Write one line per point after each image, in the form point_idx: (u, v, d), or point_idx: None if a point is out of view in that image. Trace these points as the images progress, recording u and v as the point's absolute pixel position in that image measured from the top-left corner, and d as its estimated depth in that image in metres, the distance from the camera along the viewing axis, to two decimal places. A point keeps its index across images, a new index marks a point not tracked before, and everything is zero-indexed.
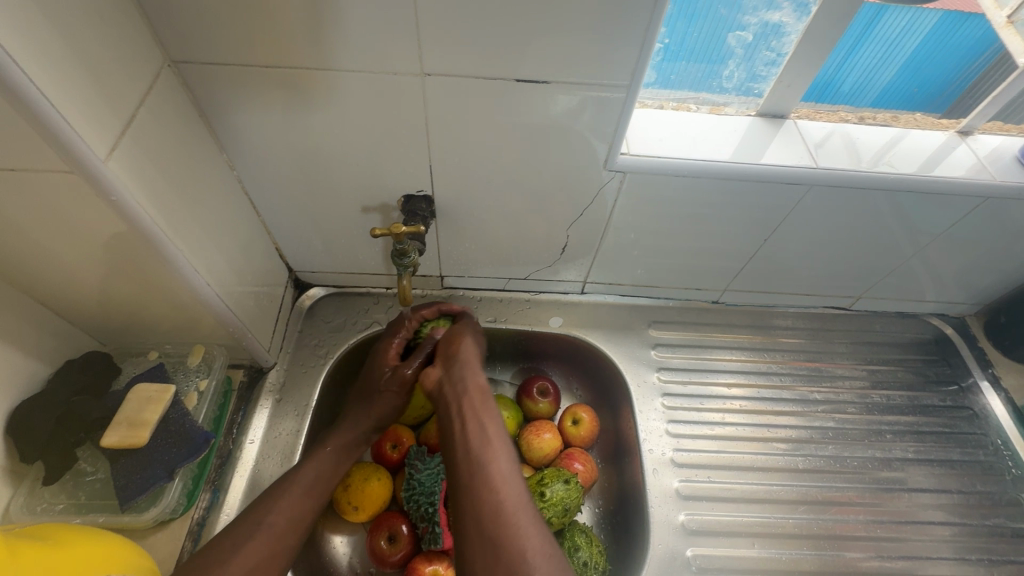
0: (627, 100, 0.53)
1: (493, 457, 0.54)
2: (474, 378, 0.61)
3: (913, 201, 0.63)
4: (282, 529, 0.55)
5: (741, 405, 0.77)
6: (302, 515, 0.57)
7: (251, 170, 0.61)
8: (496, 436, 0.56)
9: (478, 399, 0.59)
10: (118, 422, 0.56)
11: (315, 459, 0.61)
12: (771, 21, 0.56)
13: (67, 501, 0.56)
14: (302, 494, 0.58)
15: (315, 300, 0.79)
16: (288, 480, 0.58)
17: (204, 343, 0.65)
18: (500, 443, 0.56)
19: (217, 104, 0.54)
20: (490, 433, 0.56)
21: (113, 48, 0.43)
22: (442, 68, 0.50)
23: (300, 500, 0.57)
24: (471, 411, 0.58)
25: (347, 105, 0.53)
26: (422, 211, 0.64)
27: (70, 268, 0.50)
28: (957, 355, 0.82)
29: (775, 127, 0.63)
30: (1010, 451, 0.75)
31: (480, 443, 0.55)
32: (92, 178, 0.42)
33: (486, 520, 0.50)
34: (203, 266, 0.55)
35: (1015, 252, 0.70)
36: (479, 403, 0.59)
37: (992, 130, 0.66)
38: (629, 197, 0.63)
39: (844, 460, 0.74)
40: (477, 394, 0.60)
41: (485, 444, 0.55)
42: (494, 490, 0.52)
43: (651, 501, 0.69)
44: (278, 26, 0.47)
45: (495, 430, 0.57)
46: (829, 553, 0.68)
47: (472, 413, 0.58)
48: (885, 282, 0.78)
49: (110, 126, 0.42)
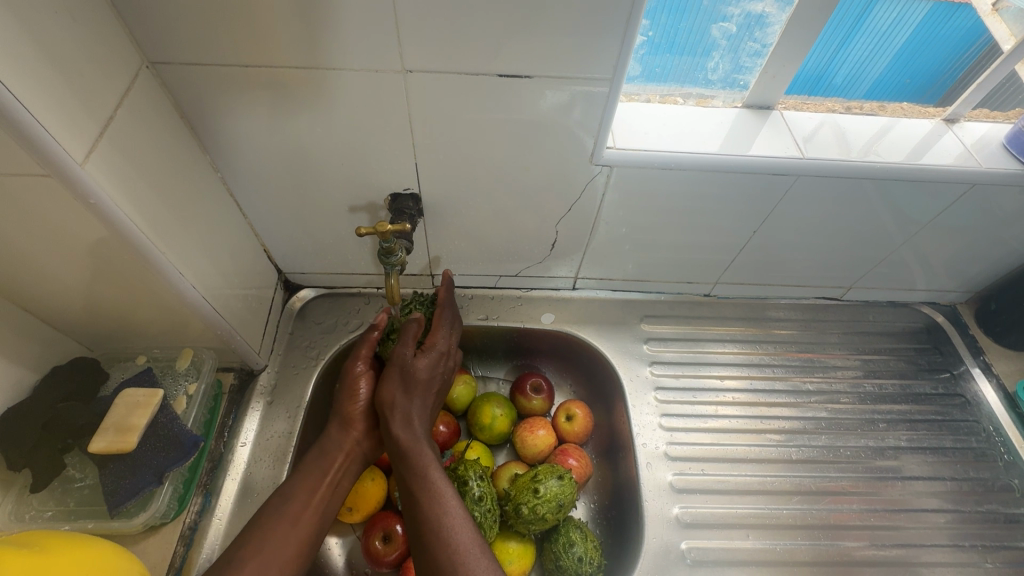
0: (611, 93, 0.53)
1: (426, 479, 0.54)
2: (412, 402, 0.60)
3: (901, 189, 0.63)
4: (264, 564, 0.51)
5: (735, 397, 0.77)
6: (288, 547, 0.53)
7: (235, 172, 0.60)
8: (428, 460, 0.56)
9: (411, 422, 0.59)
10: (105, 427, 0.56)
11: (292, 491, 0.56)
12: (754, 11, 0.56)
13: (55, 508, 0.55)
14: (284, 529, 0.53)
15: (306, 302, 0.78)
16: (267, 513, 0.54)
17: (193, 347, 0.65)
18: (432, 466, 0.55)
19: (198, 105, 0.53)
20: (421, 456, 0.56)
21: (88, 50, 0.43)
22: (424, 64, 0.50)
23: (284, 536, 0.53)
24: (402, 433, 0.58)
25: (330, 104, 0.53)
26: (410, 210, 0.63)
27: (53, 274, 0.50)
28: (948, 343, 0.82)
29: (761, 118, 0.63)
30: (1002, 438, 0.75)
31: (413, 467, 0.55)
32: (69, 182, 0.41)
33: (417, 541, 0.51)
34: (188, 270, 0.55)
35: (1004, 239, 0.70)
36: (412, 427, 0.59)
37: (978, 118, 0.66)
38: (617, 191, 0.63)
39: (838, 450, 0.75)
40: (413, 417, 0.59)
41: (418, 469, 0.55)
42: (427, 509, 0.52)
43: (645, 496, 0.69)
44: (257, 25, 0.47)
45: (427, 452, 0.57)
46: (824, 543, 0.68)
47: (404, 437, 0.58)
48: (875, 272, 0.78)
49: (87, 128, 0.42)
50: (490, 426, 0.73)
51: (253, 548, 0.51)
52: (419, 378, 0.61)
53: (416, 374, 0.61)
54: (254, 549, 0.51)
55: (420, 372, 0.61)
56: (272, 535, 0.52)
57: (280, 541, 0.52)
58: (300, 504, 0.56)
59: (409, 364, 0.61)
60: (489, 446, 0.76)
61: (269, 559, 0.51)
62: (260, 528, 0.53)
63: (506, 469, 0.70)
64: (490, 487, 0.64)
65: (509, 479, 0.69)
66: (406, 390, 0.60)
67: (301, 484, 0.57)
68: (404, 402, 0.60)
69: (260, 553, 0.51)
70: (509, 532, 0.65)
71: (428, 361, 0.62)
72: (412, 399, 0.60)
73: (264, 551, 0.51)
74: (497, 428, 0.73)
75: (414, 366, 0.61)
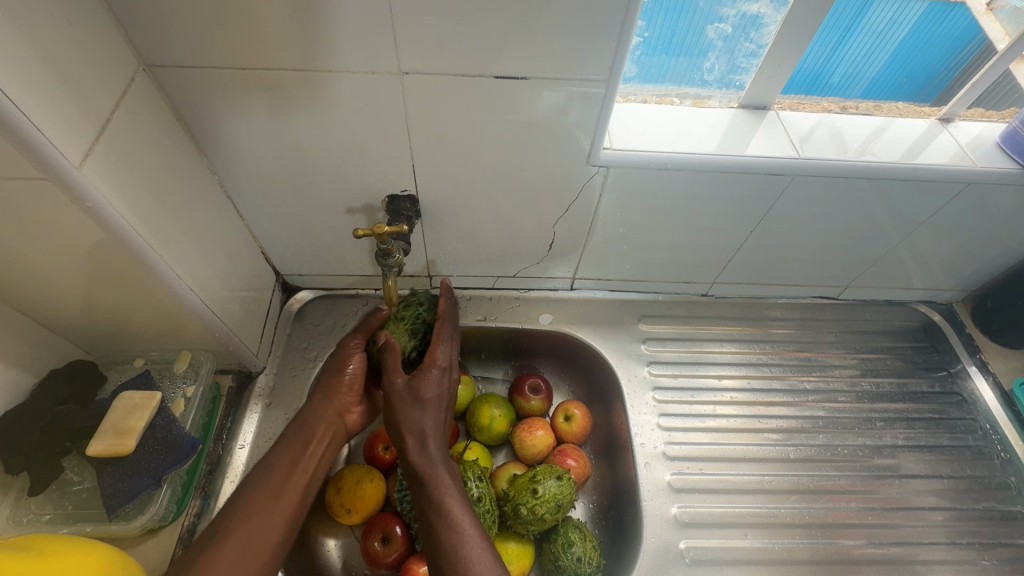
0: (607, 94, 0.53)
1: (444, 509, 0.52)
2: (423, 424, 0.58)
3: (897, 189, 0.63)
4: (249, 532, 0.51)
5: (733, 396, 0.77)
6: (273, 518, 0.53)
7: (233, 174, 0.60)
8: (444, 486, 0.54)
9: (425, 445, 0.57)
10: (104, 430, 0.56)
11: (272, 462, 0.57)
12: (749, 12, 0.56)
13: (54, 511, 0.56)
14: (267, 496, 0.54)
15: (304, 304, 0.78)
16: (251, 482, 0.55)
17: (190, 349, 0.65)
18: (449, 493, 0.53)
19: (195, 107, 0.53)
20: (438, 483, 0.54)
21: (84, 53, 0.43)
22: (420, 66, 0.50)
23: (265, 505, 0.53)
24: (417, 458, 0.56)
25: (327, 106, 0.53)
26: (407, 211, 0.63)
27: (50, 277, 0.50)
28: (945, 342, 0.82)
29: (757, 119, 0.63)
30: (999, 435, 0.76)
31: (430, 495, 0.53)
32: (66, 185, 0.41)
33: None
34: (185, 272, 0.55)
35: (1000, 238, 0.71)
36: (427, 450, 0.56)
37: (973, 117, 0.67)
38: (614, 192, 0.63)
39: (836, 449, 0.75)
40: (427, 440, 0.57)
41: (436, 498, 0.53)
42: (447, 543, 0.50)
43: (643, 496, 0.69)
44: (253, 27, 0.47)
45: (443, 478, 0.54)
46: (822, 542, 0.68)
47: (419, 461, 0.56)
48: (872, 271, 0.78)
49: (84, 132, 0.42)
50: (488, 426, 0.73)
51: (237, 517, 0.51)
52: (426, 399, 0.59)
53: (421, 396, 0.59)
54: (237, 518, 0.52)
55: (425, 393, 0.59)
56: (254, 503, 0.53)
57: (262, 511, 0.53)
58: (283, 473, 0.56)
59: (409, 386, 0.59)
60: (488, 447, 0.76)
61: (252, 526, 0.52)
62: (246, 499, 0.53)
63: (505, 470, 0.70)
64: (489, 488, 0.64)
65: (507, 479, 0.69)
66: (414, 413, 0.58)
67: (283, 455, 0.58)
68: (413, 424, 0.57)
69: (243, 521, 0.51)
70: (508, 533, 0.65)
71: (434, 379, 0.60)
72: (422, 420, 0.58)
73: (247, 518, 0.52)
74: (496, 428, 0.74)
75: (416, 387, 0.59)
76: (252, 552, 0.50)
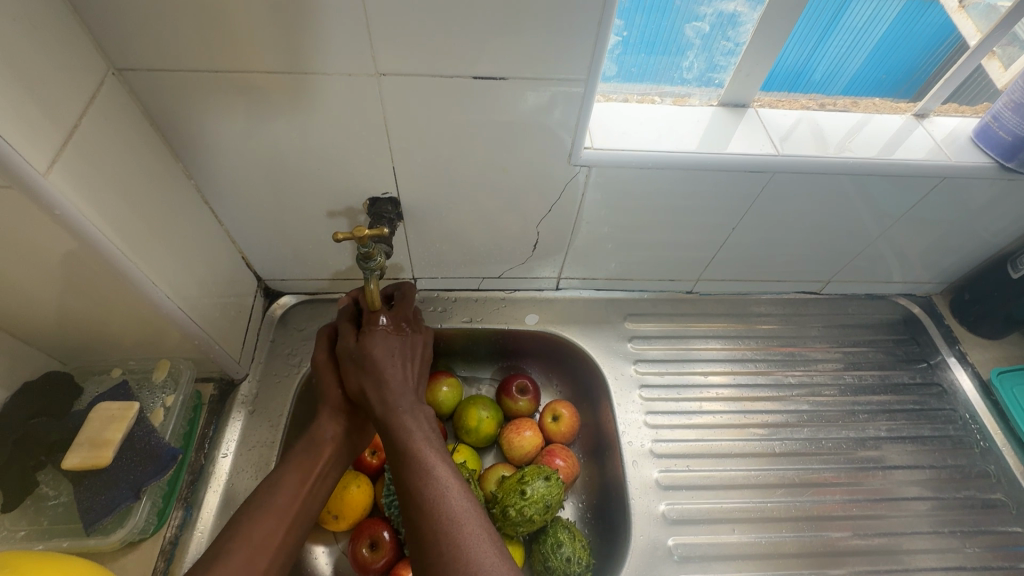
0: (587, 94, 0.53)
1: (410, 457, 0.52)
2: (379, 378, 0.57)
3: (876, 183, 0.64)
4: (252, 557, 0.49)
5: (719, 392, 0.78)
6: (273, 544, 0.50)
7: (210, 179, 0.59)
8: (401, 433, 0.54)
9: (387, 396, 0.56)
10: (80, 443, 0.55)
11: (279, 481, 0.54)
12: (726, 11, 0.57)
13: (29, 527, 0.54)
14: (271, 520, 0.51)
15: (287, 309, 0.77)
16: (255, 507, 0.52)
17: (170, 358, 0.64)
18: (408, 438, 0.54)
19: (169, 111, 0.52)
20: (402, 432, 0.54)
21: (45, 54, 0.41)
22: (398, 68, 0.50)
23: (269, 529, 0.51)
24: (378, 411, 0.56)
25: (304, 108, 0.53)
26: (389, 214, 0.63)
27: (19, 288, 0.48)
28: (925, 334, 0.84)
29: (737, 117, 0.64)
30: (978, 425, 0.77)
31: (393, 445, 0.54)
32: (32, 193, 0.40)
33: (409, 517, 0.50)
34: (161, 280, 0.54)
35: (975, 230, 0.72)
36: (387, 403, 0.56)
37: (948, 112, 0.68)
38: (597, 191, 0.63)
39: (821, 442, 0.76)
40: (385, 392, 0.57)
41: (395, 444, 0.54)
42: (409, 482, 0.51)
43: (632, 493, 0.69)
44: (226, 29, 0.46)
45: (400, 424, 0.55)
46: (809, 535, 0.69)
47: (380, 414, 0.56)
48: (853, 265, 0.79)
49: (49, 138, 0.41)
50: (476, 428, 0.73)
51: (239, 539, 0.49)
52: (374, 355, 0.59)
53: (371, 352, 0.59)
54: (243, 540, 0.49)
55: (373, 351, 0.59)
56: (259, 527, 0.50)
57: (262, 534, 0.50)
58: (289, 495, 0.54)
59: (355, 350, 0.59)
60: (476, 449, 0.76)
61: (261, 549, 0.49)
62: (248, 518, 0.51)
63: (493, 472, 0.70)
64: (476, 490, 0.64)
65: (496, 481, 0.69)
66: (368, 369, 0.58)
67: (289, 476, 0.55)
68: (367, 381, 0.57)
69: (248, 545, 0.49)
70: None
71: (380, 338, 0.60)
72: (374, 373, 0.58)
73: (251, 542, 0.49)
74: (483, 430, 0.73)
75: (365, 346, 0.59)
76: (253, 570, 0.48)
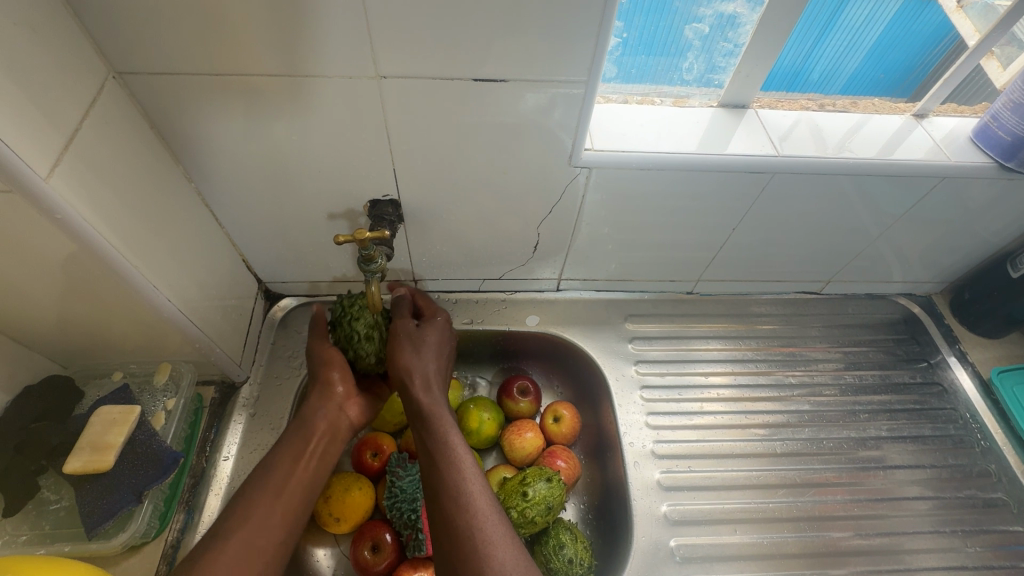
0: (587, 95, 0.53)
1: (447, 446, 0.53)
2: (428, 365, 0.59)
3: (876, 184, 0.64)
4: (249, 534, 0.49)
5: (720, 393, 0.78)
6: (272, 521, 0.51)
7: (210, 181, 0.59)
8: (447, 420, 0.56)
9: (433, 383, 0.58)
10: (81, 447, 0.55)
11: (274, 461, 0.55)
12: (726, 12, 0.57)
13: (31, 531, 0.54)
14: (267, 498, 0.52)
15: (287, 311, 0.77)
16: (248, 491, 0.53)
17: (170, 361, 0.63)
18: (450, 428, 0.55)
19: (169, 114, 0.52)
20: (443, 420, 0.55)
21: (45, 58, 0.41)
22: (398, 70, 0.50)
23: (267, 507, 0.52)
24: (423, 395, 0.57)
25: (305, 111, 0.52)
26: (389, 216, 0.63)
27: (19, 292, 0.48)
28: (925, 333, 0.84)
29: (737, 117, 0.64)
30: (979, 424, 0.77)
31: (433, 430, 0.55)
32: (32, 197, 0.40)
33: (436, 508, 0.50)
34: (162, 283, 0.54)
35: (975, 230, 0.72)
36: (433, 391, 0.58)
37: (947, 112, 0.68)
38: (597, 192, 0.63)
39: (821, 442, 0.76)
40: (432, 381, 0.59)
41: (437, 431, 0.55)
42: (445, 469, 0.52)
43: (633, 494, 0.69)
44: (226, 32, 0.46)
45: (444, 414, 0.56)
46: (810, 535, 0.69)
47: (425, 397, 0.57)
48: (853, 265, 0.79)
49: (50, 142, 0.41)
50: (477, 430, 0.73)
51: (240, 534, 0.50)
52: (428, 343, 0.61)
53: (425, 341, 0.61)
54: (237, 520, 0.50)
55: (428, 339, 0.62)
56: (255, 506, 0.51)
57: (260, 513, 0.51)
58: (281, 477, 0.54)
59: (413, 333, 0.62)
60: (478, 450, 0.76)
61: (258, 530, 0.50)
62: (242, 499, 0.52)
63: (494, 473, 0.70)
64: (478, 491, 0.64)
65: (498, 482, 0.69)
66: (420, 354, 0.60)
67: (284, 455, 0.56)
68: (417, 363, 0.59)
69: (243, 523, 0.50)
70: None
71: (433, 330, 0.63)
72: (427, 360, 0.60)
73: (248, 520, 0.50)
74: (485, 432, 0.73)
75: (421, 334, 0.62)
76: (251, 549, 0.49)
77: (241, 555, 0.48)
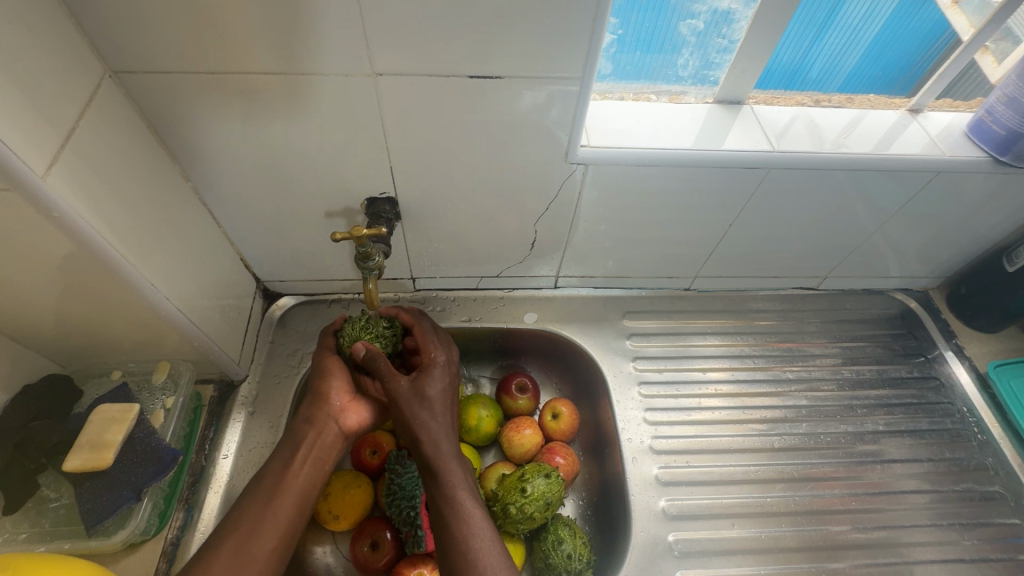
0: (582, 92, 0.53)
1: (456, 507, 0.52)
2: (433, 420, 0.56)
3: (871, 178, 0.64)
4: (239, 540, 0.50)
5: (719, 389, 0.78)
6: (263, 527, 0.51)
7: (208, 180, 0.60)
8: (457, 480, 0.54)
9: (439, 443, 0.55)
10: (80, 445, 0.55)
11: (266, 468, 0.56)
12: (720, 8, 0.57)
13: (31, 530, 0.55)
14: (257, 505, 0.53)
15: (286, 310, 0.78)
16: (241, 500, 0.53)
17: (169, 359, 0.64)
18: (460, 488, 0.53)
19: (166, 113, 0.52)
20: (452, 480, 0.54)
21: (41, 57, 0.41)
22: (394, 68, 0.50)
23: (256, 513, 0.52)
24: (431, 455, 0.55)
25: (301, 109, 0.53)
26: (386, 213, 0.63)
27: (18, 291, 0.48)
28: (922, 328, 0.84)
29: (732, 113, 0.64)
30: (976, 418, 0.77)
31: (443, 489, 0.53)
32: (30, 196, 0.40)
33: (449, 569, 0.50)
34: (160, 282, 0.54)
35: (971, 224, 0.72)
36: (439, 449, 0.55)
37: (941, 107, 0.68)
38: (594, 189, 0.64)
39: (819, 437, 0.76)
40: (438, 438, 0.56)
41: (446, 491, 0.53)
42: (456, 532, 0.51)
43: (632, 490, 0.69)
44: (222, 31, 0.46)
45: (455, 474, 0.54)
46: (808, 529, 0.69)
47: (433, 458, 0.55)
48: (849, 260, 0.79)
49: (47, 140, 0.41)
50: (476, 427, 0.73)
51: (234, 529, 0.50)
52: (431, 397, 0.57)
53: (426, 395, 0.57)
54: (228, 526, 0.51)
55: (429, 393, 0.57)
56: (244, 512, 0.52)
57: (250, 521, 0.51)
58: (275, 483, 0.54)
59: (412, 390, 0.57)
60: (476, 448, 0.76)
61: (250, 537, 0.50)
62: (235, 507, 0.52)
63: (493, 470, 0.70)
64: (477, 488, 0.64)
65: (497, 479, 0.69)
66: (423, 413, 0.56)
67: (275, 463, 0.56)
68: (422, 424, 0.56)
69: (233, 529, 0.51)
70: (499, 533, 0.65)
71: (433, 380, 0.58)
72: (432, 418, 0.56)
73: (237, 528, 0.51)
74: (484, 429, 0.73)
75: (421, 388, 0.57)
76: (243, 555, 0.49)
77: (233, 561, 0.49)
